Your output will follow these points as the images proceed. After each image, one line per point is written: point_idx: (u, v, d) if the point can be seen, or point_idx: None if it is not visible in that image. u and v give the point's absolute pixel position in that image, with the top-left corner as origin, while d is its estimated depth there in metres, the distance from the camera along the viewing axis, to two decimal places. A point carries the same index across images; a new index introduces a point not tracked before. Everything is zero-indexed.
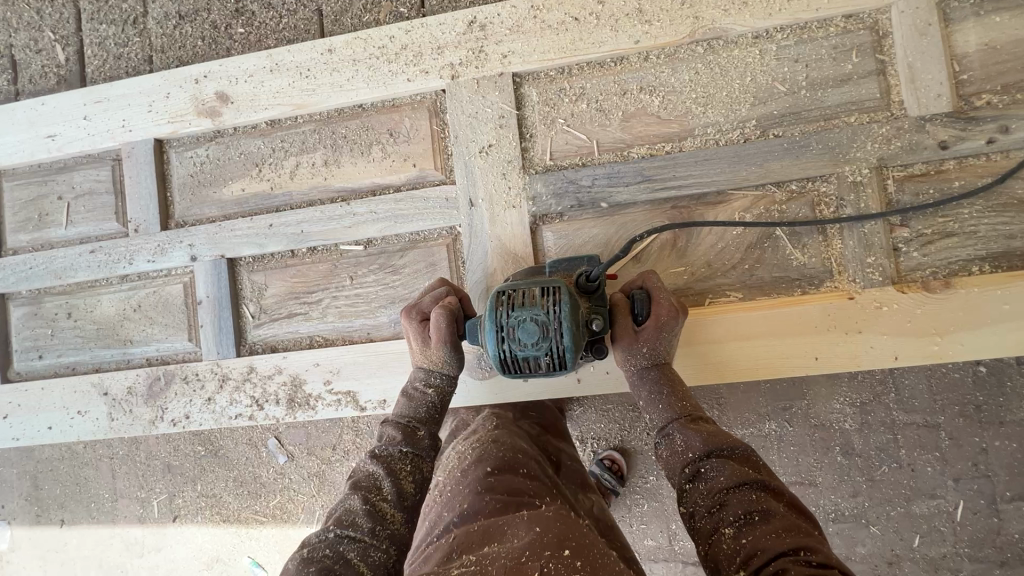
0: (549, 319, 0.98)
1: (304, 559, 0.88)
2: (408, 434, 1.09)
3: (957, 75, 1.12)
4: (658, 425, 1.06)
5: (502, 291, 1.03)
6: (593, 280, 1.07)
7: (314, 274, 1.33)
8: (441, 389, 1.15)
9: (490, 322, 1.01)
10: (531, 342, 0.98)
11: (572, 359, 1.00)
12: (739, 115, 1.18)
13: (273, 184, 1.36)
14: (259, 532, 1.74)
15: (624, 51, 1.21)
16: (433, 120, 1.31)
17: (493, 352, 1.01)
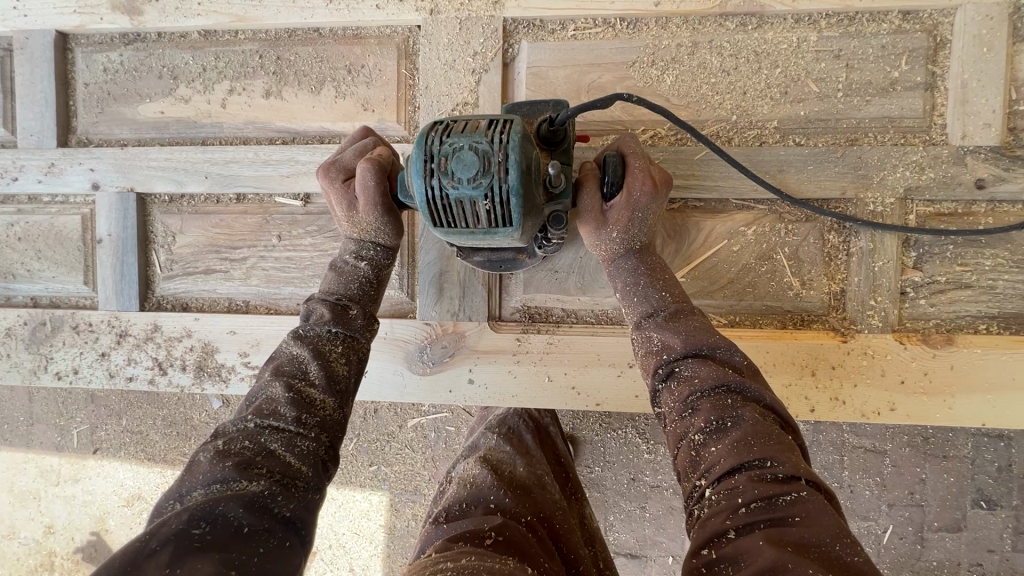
0: (494, 149, 0.72)
1: (218, 452, 0.74)
2: (338, 315, 0.90)
3: (1013, 103, 0.97)
4: (636, 321, 0.91)
5: (438, 121, 0.78)
6: (557, 127, 0.81)
7: (240, 225, 1.13)
8: (376, 262, 0.97)
9: (419, 149, 0.75)
10: (468, 179, 0.73)
11: (519, 212, 0.74)
12: (760, 113, 1.00)
13: (201, 110, 1.12)
14: None
15: (639, 12, 1.01)
16: (402, 61, 1.08)
17: (418, 188, 0.75)
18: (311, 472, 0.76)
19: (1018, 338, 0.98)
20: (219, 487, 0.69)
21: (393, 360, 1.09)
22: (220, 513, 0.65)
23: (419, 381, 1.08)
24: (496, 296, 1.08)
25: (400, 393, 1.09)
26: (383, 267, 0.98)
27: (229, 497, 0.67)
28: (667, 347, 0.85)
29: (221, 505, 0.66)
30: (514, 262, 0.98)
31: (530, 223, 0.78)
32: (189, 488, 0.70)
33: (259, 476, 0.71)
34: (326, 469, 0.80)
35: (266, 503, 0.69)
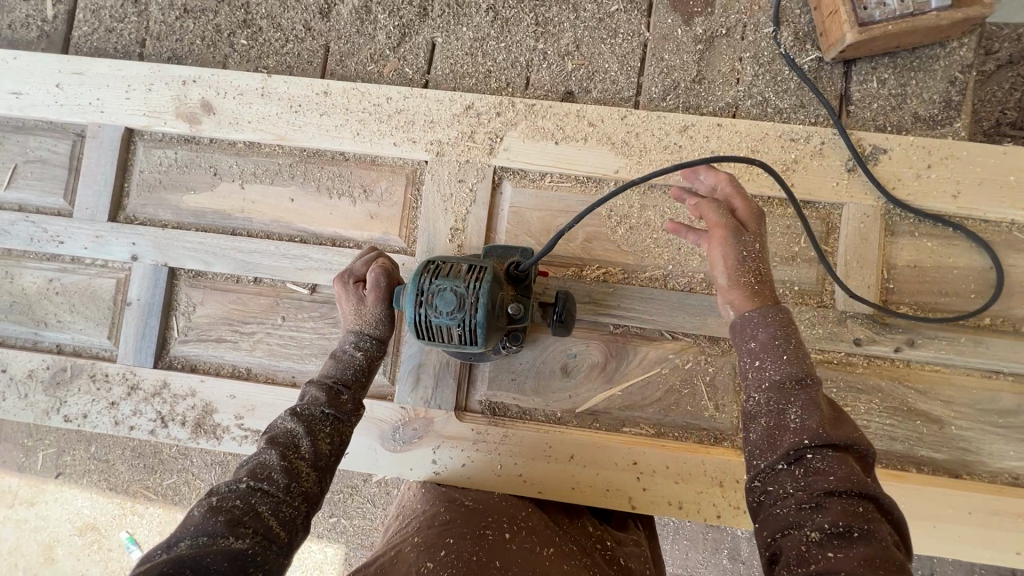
0: (467, 293, 0.93)
1: (211, 508, 0.82)
2: (333, 397, 1.03)
3: (884, 281, 1.23)
4: (750, 450, 0.82)
5: (432, 261, 1.00)
6: (522, 270, 1.00)
7: (253, 304, 1.32)
8: (370, 354, 1.11)
9: (413, 285, 0.97)
10: (446, 312, 0.94)
11: (484, 339, 0.95)
12: (690, 265, 1.25)
13: (235, 205, 1.34)
14: (145, 508, 1.69)
15: (602, 175, 1.28)
16: (409, 188, 1.32)
17: (409, 316, 0.97)
18: (287, 539, 0.84)
19: (888, 472, 1.19)
20: (205, 540, 0.77)
21: (369, 437, 1.26)
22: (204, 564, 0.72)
23: (389, 457, 1.26)
24: (464, 388, 1.28)
25: (372, 466, 1.26)
26: (376, 358, 1.12)
27: (215, 551, 0.75)
28: (769, 483, 0.78)
29: (207, 559, 0.73)
30: (481, 355, 1.17)
31: (495, 342, 0.99)
32: (180, 538, 0.77)
33: (246, 535, 0.79)
34: (299, 535, 0.87)
35: (245, 560, 0.76)
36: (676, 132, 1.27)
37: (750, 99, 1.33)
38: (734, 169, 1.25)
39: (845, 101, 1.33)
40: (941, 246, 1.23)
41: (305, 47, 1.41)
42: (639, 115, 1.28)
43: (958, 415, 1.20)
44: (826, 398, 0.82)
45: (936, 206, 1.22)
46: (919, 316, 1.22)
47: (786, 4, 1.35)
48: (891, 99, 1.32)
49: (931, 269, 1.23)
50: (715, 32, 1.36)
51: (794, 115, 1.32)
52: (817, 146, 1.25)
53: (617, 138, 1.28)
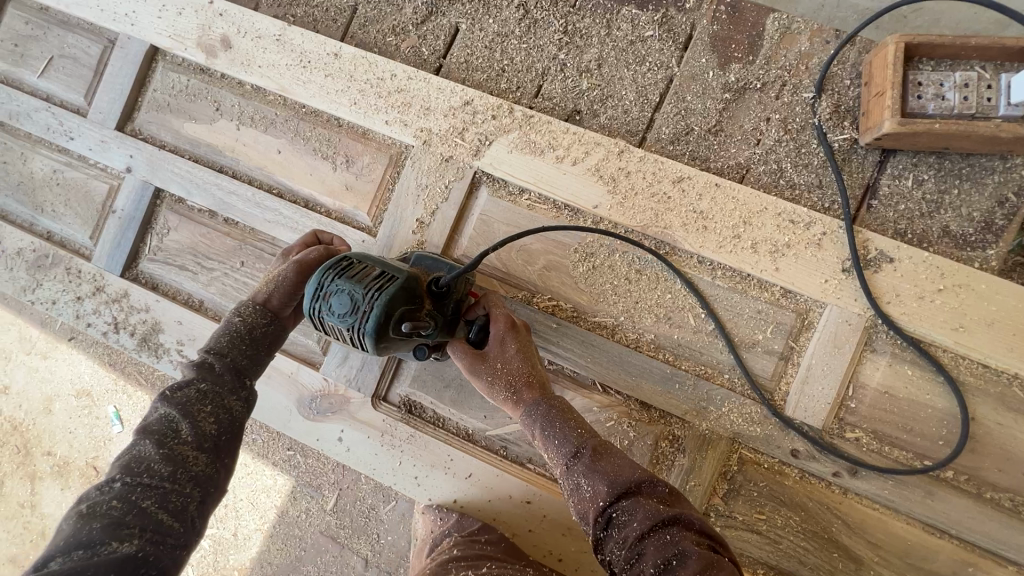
0: (363, 298, 0.91)
1: (82, 516, 0.75)
2: (208, 371, 0.95)
3: (845, 398, 1.13)
4: (557, 466, 0.92)
5: (346, 258, 0.99)
6: (442, 287, 1.00)
7: (220, 242, 1.37)
8: (247, 318, 1.04)
9: (318, 278, 0.97)
10: (338, 313, 0.93)
11: (373, 347, 0.92)
12: (642, 322, 1.19)
13: (227, 144, 1.37)
14: (134, 391, 1.68)
15: (580, 206, 1.21)
16: (389, 169, 1.31)
17: (307, 307, 0.96)
18: (182, 527, 0.80)
19: None
20: (83, 552, 0.71)
21: (289, 399, 1.29)
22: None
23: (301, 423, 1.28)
24: (387, 379, 1.27)
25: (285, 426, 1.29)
26: (251, 319, 1.05)
27: (96, 563, 0.70)
28: (578, 484, 0.88)
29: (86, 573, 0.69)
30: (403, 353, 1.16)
31: (391, 352, 0.96)
32: (49, 556, 0.71)
33: (131, 536, 0.75)
34: (200, 519, 0.83)
35: (136, 564, 0.73)
36: (669, 181, 1.19)
37: (763, 165, 1.22)
38: (718, 236, 1.16)
39: (870, 193, 1.19)
40: (920, 378, 1.11)
41: (333, 4, 1.40)
42: (636, 154, 1.20)
43: (880, 561, 1.10)
44: (601, 452, 0.90)
45: (927, 335, 1.09)
46: (870, 445, 1.11)
47: (835, 71, 1.21)
48: (922, 203, 1.17)
49: (900, 400, 1.11)
50: (749, 84, 1.24)
51: (807, 195, 1.20)
52: (815, 236, 1.14)
53: (607, 172, 1.21)
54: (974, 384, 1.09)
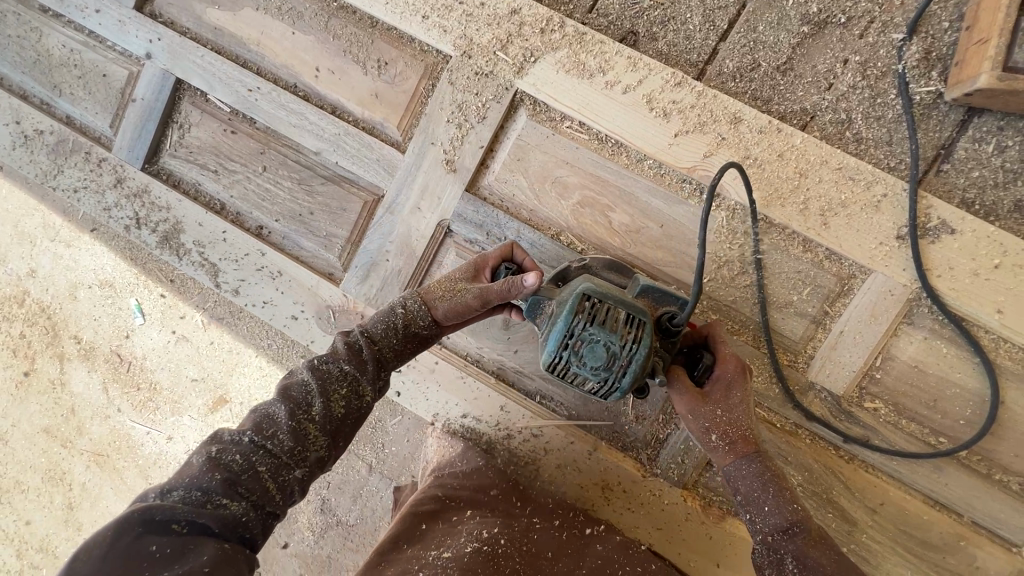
0: (622, 354, 0.87)
1: (209, 459, 0.81)
2: (357, 354, 0.95)
3: (872, 369, 1.10)
4: (763, 534, 0.88)
5: (587, 295, 0.90)
6: (675, 327, 0.92)
7: (241, 144, 1.31)
8: (410, 316, 1.00)
9: (564, 321, 0.89)
10: (591, 366, 0.88)
11: (615, 399, 0.92)
12: (673, 271, 1.15)
13: (252, 36, 1.27)
14: (155, 287, 1.71)
15: (624, 140, 1.13)
16: (424, 80, 1.22)
17: (549, 352, 0.89)
18: (283, 501, 0.84)
19: None
20: (200, 495, 0.77)
21: (307, 312, 1.30)
22: (196, 523, 0.74)
23: (319, 338, 1.29)
24: None
25: (302, 338, 1.30)
26: (413, 321, 1.01)
27: (206, 512, 0.76)
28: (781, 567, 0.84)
29: (201, 517, 0.75)
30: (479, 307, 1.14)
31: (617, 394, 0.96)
32: (173, 488, 0.78)
33: (241, 496, 0.80)
34: (295, 496, 0.86)
35: (236, 526, 0.78)
36: (725, 122, 1.09)
37: (831, 113, 1.11)
38: (769, 187, 1.09)
39: (943, 155, 1.09)
40: (954, 357, 1.07)
41: None
42: (694, 89, 1.10)
43: (875, 526, 1.12)
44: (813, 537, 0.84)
45: (972, 314, 1.04)
46: (889, 418, 1.10)
47: (934, 10, 1.07)
48: (998, 174, 1.07)
49: (929, 376, 1.08)
50: (832, 16, 1.10)
51: (874, 152, 1.10)
52: (874, 198, 1.06)
53: (659, 106, 1.11)
54: (1011, 368, 1.05)
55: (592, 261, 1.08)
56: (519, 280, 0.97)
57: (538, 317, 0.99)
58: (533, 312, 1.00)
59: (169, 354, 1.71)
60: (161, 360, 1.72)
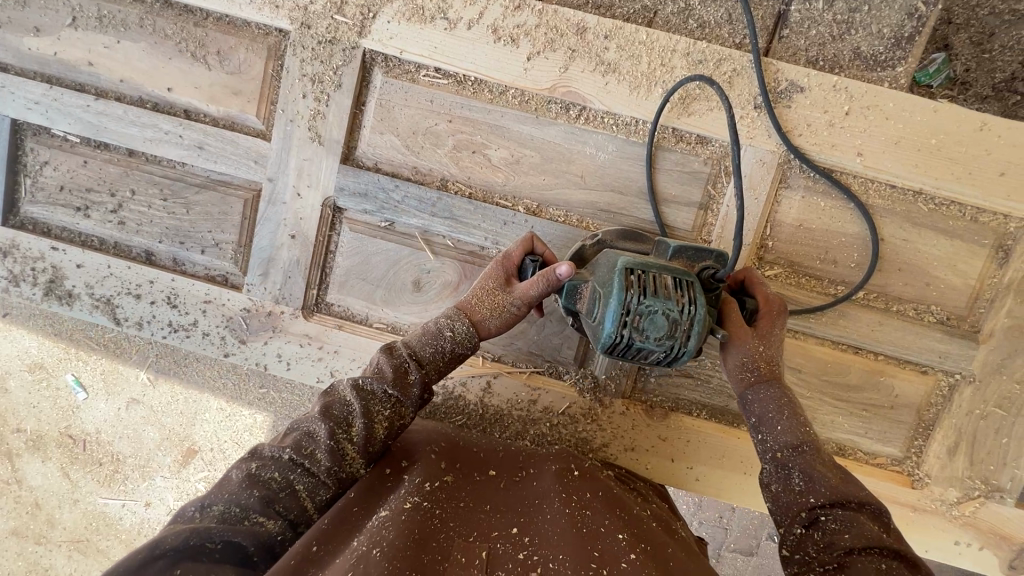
0: (682, 319, 0.85)
1: (250, 477, 0.81)
2: (403, 375, 0.96)
3: (764, 239, 1.15)
4: (772, 452, 0.90)
5: (630, 269, 0.88)
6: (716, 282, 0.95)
7: (101, 172, 1.24)
8: (461, 339, 1.00)
9: (616, 300, 0.86)
10: (655, 337, 0.86)
11: (683, 363, 0.90)
12: (561, 192, 1.16)
13: (79, 57, 1.20)
14: (88, 356, 1.61)
15: (483, 76, 1.13)
16: (269, 62, 1.18)
17: (609, 334, 0.86)
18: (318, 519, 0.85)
19: (716, 427, 1.22)
20: (238, 511, 0.77)
21: (216, 325, 1.25)
22: (232, 541, 0.72)
23: (236, 348, 1.26)
24: (313, 291, 1.24)
25: (219, 354, 1.26)
26: (462, 343, 1.01)
27: (242, 531, 0.75)
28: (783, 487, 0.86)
29: (236, 538, 0.73)
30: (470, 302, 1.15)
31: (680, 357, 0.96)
32: (213, 502, 0.77)
33: (277, 517, 0.79)
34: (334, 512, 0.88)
35: (272, 544, 0.77)
36: (572, 33, 1.10)
37: (671, 4, 1.13)
38: (630, 86, 1.10)
39: (781, 22, 1.13)
40: (832, 208, 1.13)
41: None
42: (535, 9, 1.10)
43: (801, 382, 1.19)
44: (826, 457, 0.87)
45: (836, 163, 1.10)
46: (790, 280, 1.15)
47: None
48: (832, 27, 1.12)
49: (815, 231, 1.14)
50: None
51: (719, 33, 1.13)
52: (728, 75, 1.09)
53: (508, 33, 1.11)
54: (882, 205, 1.12)
55: (607, 232, 1.07)
56: (558, 276, 0.96)
57: (580, 304, 0.97)
58: (572, 297, 0.98)
59: (124, 420, 1.67)
60: (116, 430, 1.68)
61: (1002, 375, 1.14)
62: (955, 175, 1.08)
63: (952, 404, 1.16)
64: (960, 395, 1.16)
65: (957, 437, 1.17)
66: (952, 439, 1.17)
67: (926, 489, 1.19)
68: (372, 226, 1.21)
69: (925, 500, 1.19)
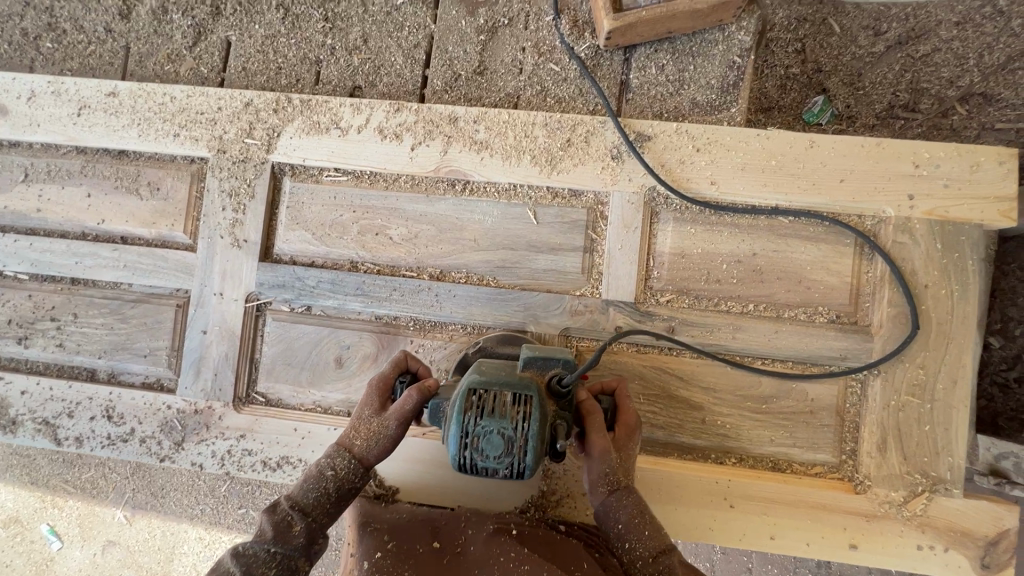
0: (516, 437, 0.89)
1: None
2: (288, 529, 0.91)
3: (649, 269, 1.24)
4: None
5: (472, 390, 0.94)
6: (565, 386, 0.97)
7: (47, 302, 1.36)
8: (343, 477, 0.98)
9: (457, 425, 0.92)
10: (493, 456, 0.90)
11: (532, 475, 0.93)
12: (459, 257, 1.27)
13: (30, 206, 1.37)
14: (65, 502, 1.71)
15: (377, 168, 1.29)
16: (194, 186, 1.35)
17: (452, 457, 0.92)
18: None
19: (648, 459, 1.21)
20: None
21: (153, 430, 1.30)
22: None
23: (172, 451, 1.29)
24: (244, 383, 1.30)
25: (156, 459, 1.29)
26: (346, 481, 0.98)
27: None
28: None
29: None
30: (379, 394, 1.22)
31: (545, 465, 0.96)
32: None
33: None
34: None
35: None
36: (446, 122, 1.28)
37: (530, 89, 1.33)
38: (501, 157, 1.26)
39: (625, 88, 1.32)
40: (704, 233, 1.23)
41: (106, 49, 1.44)
42: (412, 109, 1.29)
43: (717, 401, 1.21)
44: None
45: (695, 194, 1.22)
46: (681, 304, 1.23)
47: None
48: (668, 86, 1.31)
49: (693, 256, 1.23)
50: (497, 22, 1.36)
51: (573, 105, 1.32)
52: (583, 136, 1.25)
53: (395, 129, 1.29)
54: (746, 224, 1.22)
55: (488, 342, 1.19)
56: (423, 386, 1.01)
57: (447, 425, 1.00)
58: (437, 417, 1.02)
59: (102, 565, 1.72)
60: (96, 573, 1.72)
61: (905, 363, 1.17)
62: (802, 188, 1.20)
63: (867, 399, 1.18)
64: (871, 390, 1.18)
65: (882, 433, 1.17)
66: (878, 436, 1.17)
67: (870, 492, 1.16)
68: (294, 313, 1.31)
69: (873, 505, 1.16)
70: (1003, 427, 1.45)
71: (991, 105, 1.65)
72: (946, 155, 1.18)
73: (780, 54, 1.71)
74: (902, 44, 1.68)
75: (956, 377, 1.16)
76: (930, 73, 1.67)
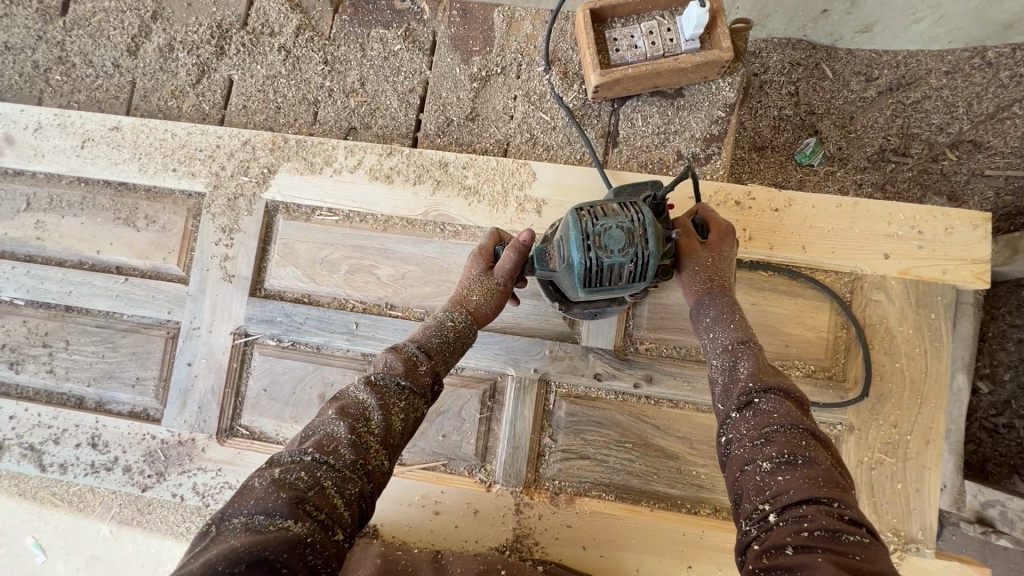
0: (635, 226, 0.95)
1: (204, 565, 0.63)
2: (358, 447, 0.85)
3: (629, 318, 1.26)
4: None
5: (580, 207, 0.99)
6: (659, 204, 1.03)
7: (40, 328, 1.38)
8: (461, 327, 1.08)
9: (576, 230, 0.95)
10: (618, 250, 0.94)
11: (651, 274, 0.97)
12: (445, 298, 1.30)
13: (30, 234, 1.40)
14: (52, 514, 1.72)
15: (369, 210, 1.32)
16: (189, 220, 1.38)
17: (577, 260, 0.94)
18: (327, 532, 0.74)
19: (624, 506, 1.22)
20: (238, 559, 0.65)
21: (137, 459, 1.32)
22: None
23: (155, 480, 1.31)
24: (228, 416, 1.32)
25: (139, 488, 1.31)
26: (463, 328, 1.08)
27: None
28: (771, 400, 0.87)
29: None
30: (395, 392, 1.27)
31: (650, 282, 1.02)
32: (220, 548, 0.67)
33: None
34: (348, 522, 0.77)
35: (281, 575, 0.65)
36: (437, 167, 1.32)
37: (520, 136, 1.38)
38: (489, 203, 1.30)
39: (613, 138, 1.36)
40: None
41: (113, 83, 1.49)
42: (404, 153, 1.33)
43: (693, 451, 1.23)
44: None
45: None
46: (660, 353, 1.25)
47: (558, 44, 1.39)
48: (653, 137, 1.34)
49: (673, 306, 1.25)
50: (491, 70, 1.40)
51: (560, 153, 1.36)
52: (569, 185, 1.29)
53: (388, 171, 1.33)
54: None
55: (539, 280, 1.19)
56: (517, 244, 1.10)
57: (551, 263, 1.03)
58: (542, 260, 1.04)
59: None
60: None
61: (878, 421, 1.18)
62: (779, 243, 1.23)
63: (841, 456, 1.18)
64: (846, 446, 1.19)
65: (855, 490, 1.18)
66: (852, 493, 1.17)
67: None
68: (281, 347, 1.34)
69: None
70: (991, 473, 1.50)
71: (980, 152, 1.67)
72: (920, 216, 1.21)
73: (774, 95, 1.75)
74: (893, 91, 1.71)
75: (928, 435, 1.17)
76: (921, 120, 1.70)
